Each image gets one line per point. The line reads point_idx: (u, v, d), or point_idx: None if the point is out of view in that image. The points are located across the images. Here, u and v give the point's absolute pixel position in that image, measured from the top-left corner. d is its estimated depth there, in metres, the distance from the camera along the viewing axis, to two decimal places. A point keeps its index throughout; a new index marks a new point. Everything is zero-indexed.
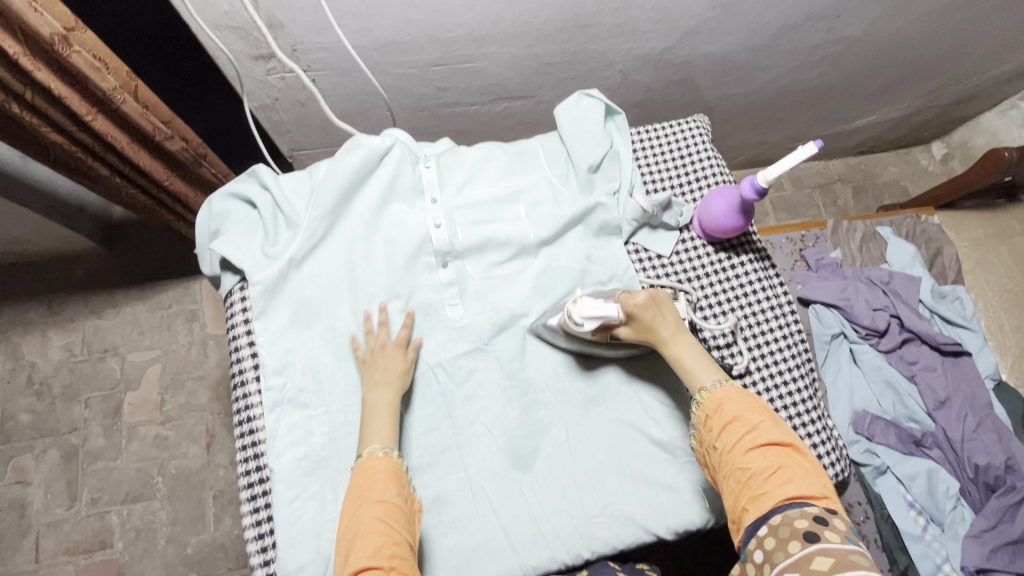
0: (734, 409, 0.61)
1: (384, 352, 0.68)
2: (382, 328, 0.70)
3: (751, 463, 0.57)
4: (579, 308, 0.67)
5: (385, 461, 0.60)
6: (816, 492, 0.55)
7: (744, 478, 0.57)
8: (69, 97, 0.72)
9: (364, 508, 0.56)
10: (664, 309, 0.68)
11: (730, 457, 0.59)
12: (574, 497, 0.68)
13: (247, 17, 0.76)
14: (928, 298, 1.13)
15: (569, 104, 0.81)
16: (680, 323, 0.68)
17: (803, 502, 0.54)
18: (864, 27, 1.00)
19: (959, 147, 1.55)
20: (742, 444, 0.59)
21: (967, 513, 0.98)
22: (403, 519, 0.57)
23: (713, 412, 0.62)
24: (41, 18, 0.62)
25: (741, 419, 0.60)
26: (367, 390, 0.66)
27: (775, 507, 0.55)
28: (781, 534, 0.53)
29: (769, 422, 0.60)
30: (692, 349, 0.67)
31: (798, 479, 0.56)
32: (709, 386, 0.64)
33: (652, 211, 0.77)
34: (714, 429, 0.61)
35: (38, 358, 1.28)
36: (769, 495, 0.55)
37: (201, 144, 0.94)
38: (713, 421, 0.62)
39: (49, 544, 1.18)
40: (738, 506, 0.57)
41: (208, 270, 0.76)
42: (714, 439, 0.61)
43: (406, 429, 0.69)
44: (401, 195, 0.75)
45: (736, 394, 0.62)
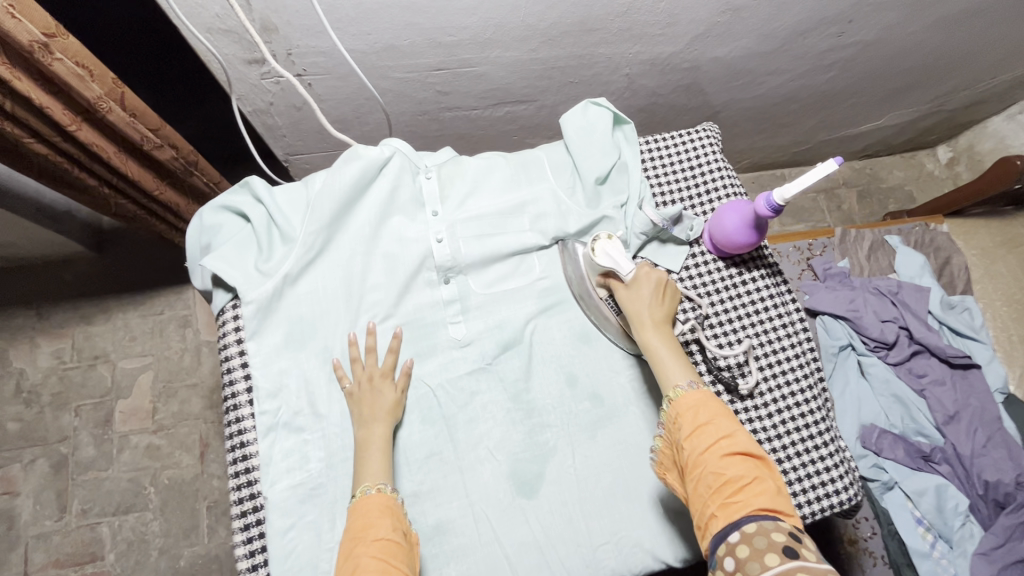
0: (709, 414, 0.59)
1: (372, 384, 0.65)
2: (368, 355, 0.67)
3: (725, 468, 0.55)
4: (598, 247, 0.68)
5: (379, 497, 0.58)
6: (785, 506, 0.54)
7: (717, 483, 0.55)
8: (51, 105, 0.69)
9: (361, 547, 0.54)
10: (664, 298, 0.67)
11: (702, 460, 0.56)
12: (581, 524, 0.65)
13: (238, 20, 0.72)
14: (937, 309, 1.10)
15: (576, 113, 0.78)
16: (668, 318, 0.67)
17: (775, 515, 0.53)
18: (877, 32, 0.97)
19: (965, 151, 1.52)
20: (717, 449, 0.56)
21: (976, 530, 0.95)
22: (401, 554, 0.55)
23: (686, 412, 0.59)
24: (19, 24, 0.58)
25: (715, 424, 0.58)
26: (357, 427, 0.64)
27: (748, 517, 0.53)
28: (756, 544, 0.50)
29: (741, 430, 0.58)
30: (667, 344, 0.65)
31: (770, 492, 0.54)
32: (682, 386, 0.62)
33: (662, 224, 0.74)
34: (685, 430, 0.58)
35: (26, 365, 1.24)
36: (741, 504, 0.53)
37: (192, 152, 0.91)
38: (685, 422, 0.59)
39: (39, 557, 1.15)
40: (707, 512, 0.55)
41: (199, 284, 0.73)
42: (685, 440, 0.58)
43: (405, 456, 0.66)
44: (401, 208, 0.73)
45: (711, 399, 0.60)
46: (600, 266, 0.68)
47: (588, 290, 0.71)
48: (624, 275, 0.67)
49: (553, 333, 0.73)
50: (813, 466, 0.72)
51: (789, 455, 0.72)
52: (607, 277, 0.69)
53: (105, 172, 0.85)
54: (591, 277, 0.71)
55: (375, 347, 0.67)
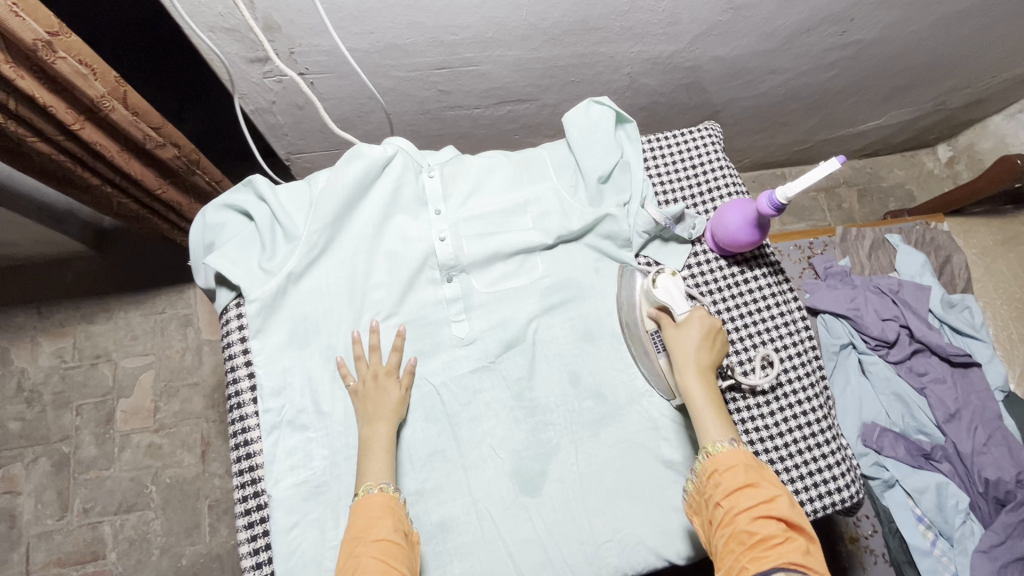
0: (749, 475, 0.58)
1: (377, 383, 0.65)
2: (372, 354, 0.67)
3: (760, 527, 0.54)
4: (659, 280, 0.70)
5: (381, 497, 0.58)
6: (819, 568, 0.53)
7: (750, 539, 0.54)
8: (54, 104, 0.69)
9: (362, 547, 0.55)
10: (713, 346, 0.66)
11: (737, 517, 0.56)
12: (584, 521, 0.65)
13: (241, 18, 0.72)
14: (937, 308, 1.11)
15: (579, 112, 0.78)
16: (714, 368, 0.65)
17: (807, 575, 0.52)
18: (877, 31, 0.97)
19: (965, 150, 1.52)
20: (753, 507, 0.56)
21: (977, 528, 0.96)
22: (401, 555, 0.55)
23: (723, 470, 0.59)
24: (22, 23, 0.58)
25: (754, 484, 0.57)
26: (362, 425, 0.64)
27: (778, 570, 0.52)
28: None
29: (781, 493, 0.57)
30: (708, 394, 0.63)
31: (803, 551, 0.53)
32: (723, 442, 0.61)
33: (664, 223, 0.75)
34: (720, 486, 0.58)
35: (27, 364, 1.24)
36: (773, 558, 0.52)
37: (195, 150, 0.90)
38: (721, 478, 0.58)
39: (40, 556, 1.15)
40: (736, 564, 0.54)
41: (203, 283, 0.73)
42: (721, 497, 0.58)
43: (408, 454, 0.66)
44: (404, 206, 0.73)
45: (751, 460, 0.59)
46: (656, 299, 0.69)
47: (637, 320, 0.71)
48: (677, 313, 0.67)
49: (556, 331, 0.73)
50: (815, 464, 0.73)
51: (791, 453, 0.73)
52: (659, 312, 0.69)
53: (108, 171, 0.85)
54: (645, 308, 0.71)
55: (378, 346, 0.67)
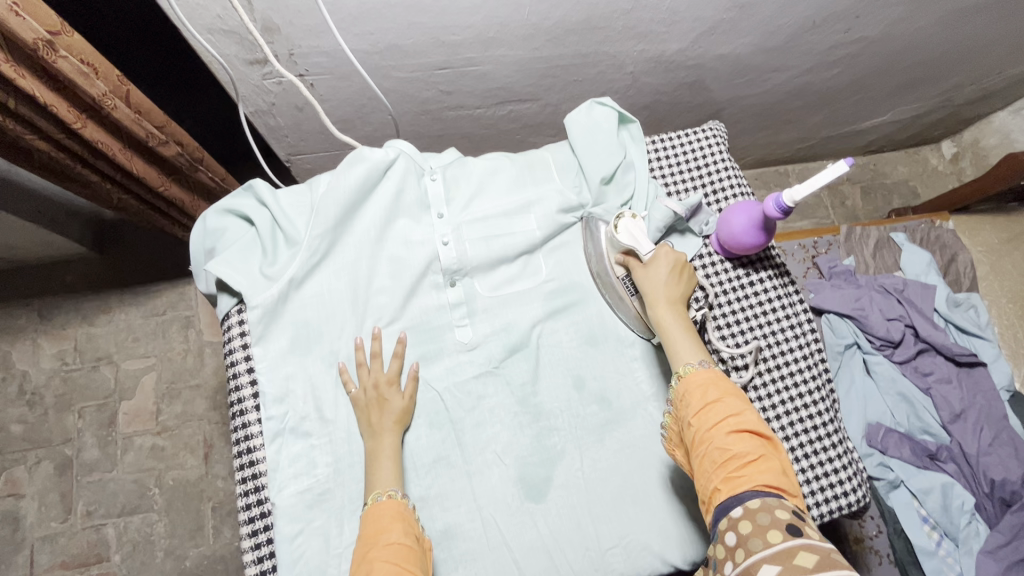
0: (719, 392, 0.57)
1: (379, 392, 0.65)
2: (373, 360, 0.66)
3: (732, 445, 0.54)
4: (621, 225, 0.68)
5: (392, 503, 0.58)
6: (789, 486, 0.53)
7: (723, 458, 0.53)
8: (55, 103, 0.68)
9: (374, 552, 0.54)
10: (681, 278, 0.66)
11: (709, 436, 0.55)
12: (589, 527, 0.65)
13: (239, 20, 0.71)
14: (943, 307, 1.10)
15: (581, 112, 0.77)
16: (682, 297, 0.65)
17: (779, 494, 0.52)
18: (884, 27, 0.96)
19: (970, 146, 1.51)
20: (726, 426, 0.55)
21: (982, 529, 0.95)
22: (415, 559, 0.55)
23: (694, 391, 0.58)
24: (23, 22, 0.58)
25: (724, 402, 0.56)
26: (366, 437, 0.64)
27: (752, 491, 0.52)
28: (760, 520, 0.49)
29: (751, 410, 0.57)
30: (679, 322, 0.63)
31: (776, 471, 0.53)
32: (694, 364, 0.60)
33: (683, 213, 0.74)
34: (693, 407, 0.57)
35: (29, 367, 1.24)
36: (747, 478, 0.52)
37: (197, 147, 0.89)
38: (693, 399, 0.57)
39: (45, 559, 1.15)
40: (711, 486, 0.53)
41: (204, 288, 0.72)
42: (693, 417, 0.57)
43: (410, 461, 0.66)
44: (406, 210, 0.72)
45: (721, 378, 0.59)
46: (621, 244, 0.68)
47: (606, 268, 0.71)
48: (643, 254, 0.67)
49: (560, 336, 0.73)
50: (822, 468, 0.72)
51: (797, 457, 0.72)
52: (626, 255, 0.69)
53: (108, 167, 0.84)
54: (611, 255, 0.70)
55: (379, 353, 0.67)
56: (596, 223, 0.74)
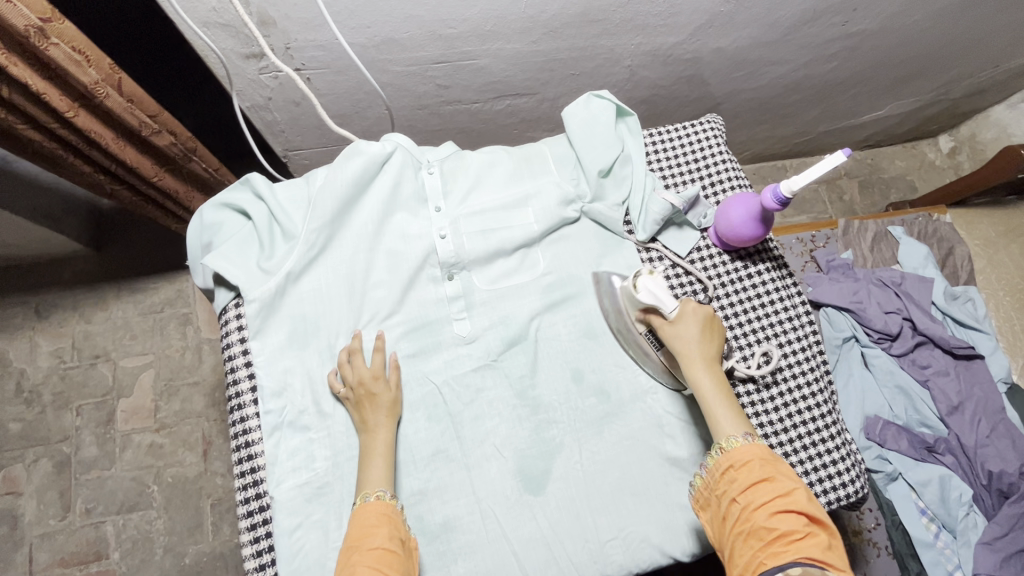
0: (766, 470, 0.57)
1: (365, 387, 0.64)
2: (355, 357, 0.65)
3: (778, 523, 0.54)
4: (641, 282, 0.66)
5: (378, 505, 0.58)
6: (835, 561, 0.52)
7: (769, 535, 0.53)
8: (48, 92, 0.68)
9: (356, 557, 0.54)
10: (712, 336, 0.65)
11: (755, 514, 0.55)
12: (588, 520, 0.65)
13: (235, 13, 0.71)
14: (940, 300, 1.10)
15: (579, 105, 0.77)
16: (716, 359, 0.64)
17: (824, 567, 0.51)
18: (882, 19, 0.96)
19: (967, 140, 1.51)
20: (772, 503, 0.55)
21: (980, 520, 0.95)
22: (397, 563, 0.55)
23: (740, 466, 0.58)
24: (15, 9, 0.57)
25: (772, 479, 0.56)
26: (361, 434, 0.64)
27: (796, 563, 0.51)
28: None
29: (798, 487, 0.56)
30: (715, 386, 0.62)
31: (821, 545, 0.52)
32: (737, 437, 0.60)
33: (680, 206, 0.74)
34: (738, 483, 0.57)
35: (26, 364, 1.24)
36: (791, 554, 0.52)
37: (191, 138, 0.89)
38: (738, 474, 0.57)
39: (44, 556, 1.15)
40: (755, 559, 0.53)
41: (201, 282, 0.72)
42: (738, 492, 0.57)
43: (403, 455, 0.66)
44: (404, 203, 0.72)
45: (768, 454, 0.58)
46: (642, 302, 0.66)
47: (627, 324, 0.69)
48: (666, 312, 0.65)
49: (558, 329, 0.73)
50: (820, 460, 0.72)
51: (794, 448, 0.72)
52: (646, 312, 0.67)
53: (102, 158, 0.84)
54: (630, 312, 0.69)
55: (360, 349, 0.66)
56: (608, 276, 0.73)
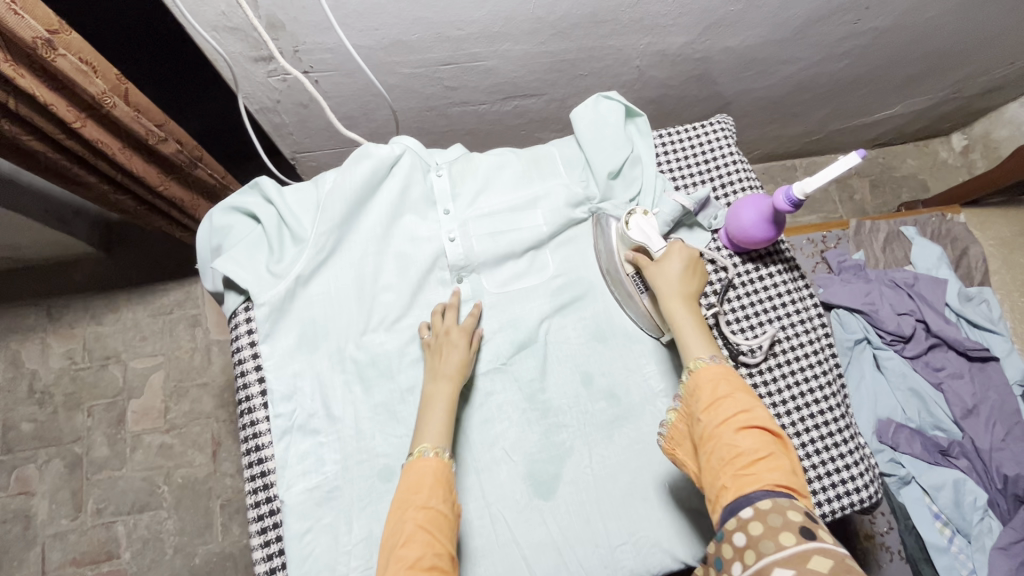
0: (730, 389, 0.55)
1: (447, 336, 0.66)
2: (449, 310, 0.68)
3: (741, 442, 0.52)
4: (631, 220, 0.68)
5: (435, 463, 0.57)
6: (799, 486, 0.52)
7: (730, 455, 0.52)
8: (55, 102, 0.68)
9: (408, 512, 0.54)
10: (694, 275, 0.65)
11: (718, 432, 0.53)
12: (598, 524, 0.64)
13: (244, 17, 0.71)
14: (954, 302, 1.09)
15: (588, 107, 0.77)
16: (695, 295, 0.64)
17: (790, 495, 0.50)
18: (893, 18, 0.95)
19: (980, 138, 1.49)
20: (735, 423, 0.53)
21: (995, 525, 0.94)
22: (446, 528, 0.55)
23: (705, 386, 0.56)
24: (21, 21, 0.57)
25: (735, 398, 0.55)
26: (428, 380, 0.64)
27: (761, 492, 0.50)
28: (769, 521, 0.48)
29: (760, 407, 0.55)
30: (692, 319, 0.62)
31: (785, 470, 0.51)
32: (705, 359, 0.58)
33: (692, 207, 0.73)
34: (702, 403, 0.55)
35: (39, 366, 1.25)
36: (755, 478, 0.51)
37: (195, 146, 0.90)
38: (703, 394, 0.56)
39: (55, 556, 1.16)
40: (718, 484, 0.52)
41: (210, 286, 0.73)
42: (702, 412, 0.55)
43: (463, 432, 0.68)
44: (413, 206, 0.72)
45: (733, 374, 0.57)
46: (632, 240, 0.68)
47: (616, 265, 0.70)
48: (654, 250, 0.67)
49: (568, 332, 0.72)
50: (834, 464, 0.71)
51: (806, 452, 0.71)
52: (637, 252, 0.69)
53: (109, 167, 0.84)
54: (622, 252, 0.69)
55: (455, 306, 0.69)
56: (606, 218, 0.72)
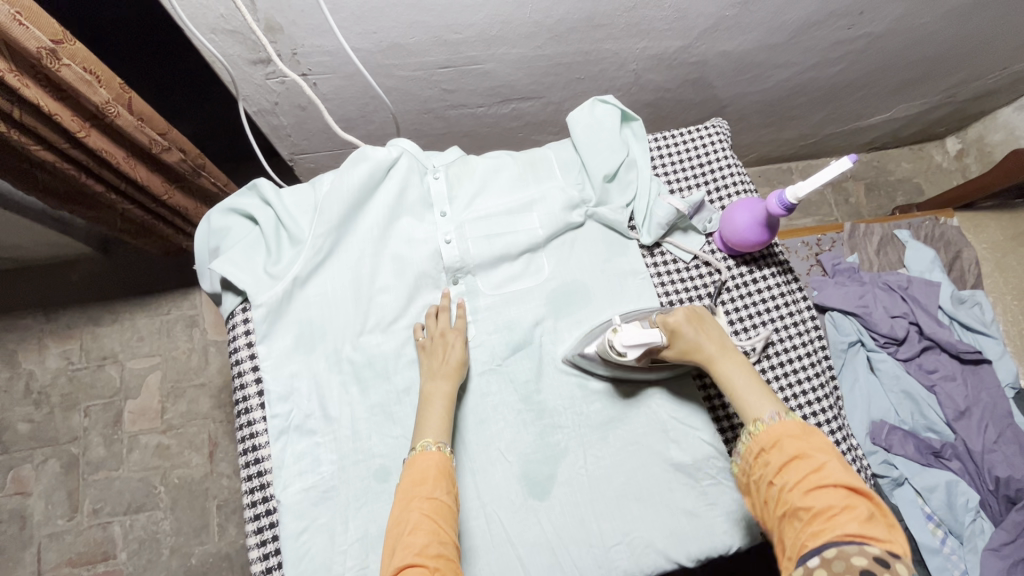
0: (796, 446, 0.56)
1: (444, 338, 0.67)
2: (441, 313, 0.69)
3: (810, 499, 0.52)
4: (619, 336, 0.64)
5: (438, 456, 0.59)
6: (882, 536, 0.49)
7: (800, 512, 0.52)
8: (60, 113, 0.69)
9: (414, 502, 0.55)
10: (702, 323, 0.66)
11: (786, 493, 0.54)
12: (593, 525, 0.65)
13: (243, 20, 0.72)
14: (947, 305, 1.10)
15: (584, 111, 0.78)
16: (724, 339, 0.65)
17: (866, 543, 0.48)
18: (887, 24, 0.96)
19: (974, 142, 1.50)
20: (803, 480, 0.53)
21: (987, 526, 0.95)
22: (451, 519, 0.56)
23: (769, 445, 0.57)
24: (25, 31, 0.58)
25: (803, 455, 0.55)
26: (425, 380, 0.65)
27: (833, 542, 0.48)
28: (835, 569, 0.46)
29: (834, 462, 0.54)
30: (742, 372, 0.63)
31: (861, 519, 0.49)
32: (766, 419, 0.58)
33: (687, 211, 0.74)
34: (770, 462, 0.56)
35: (36, 366, 1.25)
36: (827, 530, 0.49)
37: (199, 154, 0.91)
38: (769, 453, 0.56)
39: (51, 556, 1.16)
40: (795, 543, 0.51)
41: (208, 287, 0.73)
42: (771, 473, 0.56)
43: (460, 426, 0.68)
44: (410, 208, 0.73)
45: (799, 429, 0.57)
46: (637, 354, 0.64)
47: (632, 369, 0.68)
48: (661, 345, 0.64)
49: (564, 335, 0.73)
50: None
51: None
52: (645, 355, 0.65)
53: (113, 177, 0.85)
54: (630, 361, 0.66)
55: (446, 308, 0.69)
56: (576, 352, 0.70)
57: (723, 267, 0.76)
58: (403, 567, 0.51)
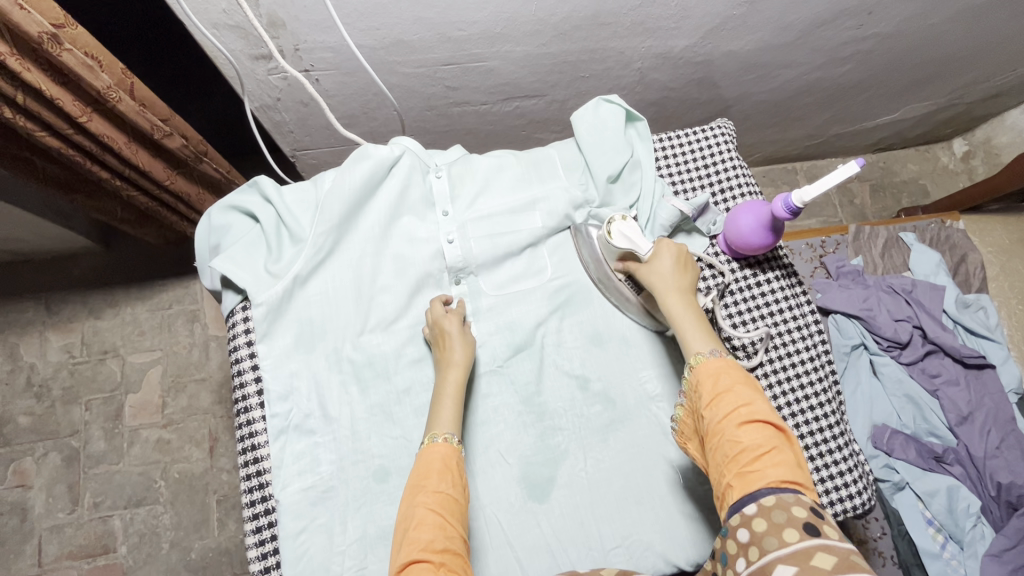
0: (731, 382, 0.56)
1: (440, 326, 0.66)
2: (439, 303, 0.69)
3: (743, 437, 0.52)
4: (613, 228, 0.68)
5: (445, 448, 0.58)
6: (805, 480, 0.51)
7: (733, 452, 0.52)
8: (62, 97, 0.69)
9: (420, 497, 0.55)
10: (686, 269, 0.66)
11: (720, 428, 0.54)
12: (592, 527, 0.65)
13: (245, 15, 0.71)
14: (952, 309, 1.09)
15: (588, 110, 0.77)
16: (691, 289, 0.65)
17: (796, 489, 0.50)
18: (896, 23, 0.94)
19: (982, 144, 1.49)
20: (736, 417, 0.53)
21: (988, 531, 0.94)
22: (458, 514, 0.55)
23: (705, 380, 0.57)
24: (27, 16, 0.57)
25: (736, 392, 0.55)
26: (439, 370, 0.65)
27: (765, 488, 0.50)
28: (774, 518, 0.48)
29: (763, 400, 0.55)
30: (690, 309, 0.63)
31: (790, 464, 0.51)
32: (705, 352, 0.59)
33: (691, 214, 0.73)
34: (705, 399, 0.56)
35: (37, 359, 1.25)
36: (759, 474, 0.50)
37: (202, 141, 0.90)
38: (705, 390, 0.56)
39: (52, 549, 1.17)
40: (724, 482, 0.52)
41: (208, 284, 0.73)
42: (705, 408, 0.56)
43: (467, 425, 0.68)
44: (412, 207, 0.72)
45: (734, 366, 0.57)
46: (616, 247, 0.68)
47: (606, 273, 0.71)
48: (642, 254, 0.67)
49: (565, 336, 0.72)
50: (826, 470, 0.71)
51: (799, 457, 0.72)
52: (624, 257, 0.69)
53: (117, 164, 0.84)
54: (610, 262, 0.70)
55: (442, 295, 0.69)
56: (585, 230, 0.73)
57: (726, 270, 0.75)
58: (409, 562, 0.50)
